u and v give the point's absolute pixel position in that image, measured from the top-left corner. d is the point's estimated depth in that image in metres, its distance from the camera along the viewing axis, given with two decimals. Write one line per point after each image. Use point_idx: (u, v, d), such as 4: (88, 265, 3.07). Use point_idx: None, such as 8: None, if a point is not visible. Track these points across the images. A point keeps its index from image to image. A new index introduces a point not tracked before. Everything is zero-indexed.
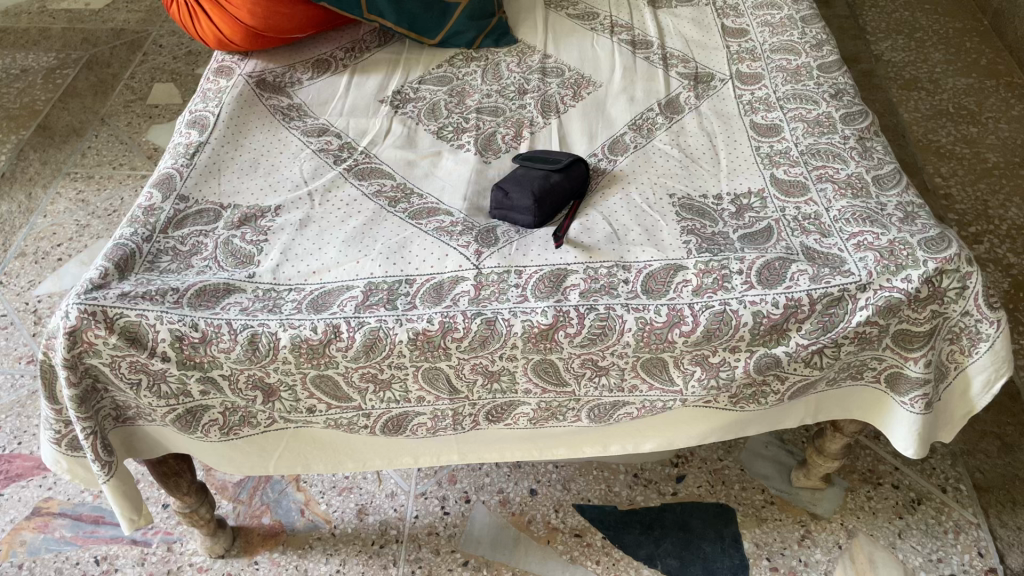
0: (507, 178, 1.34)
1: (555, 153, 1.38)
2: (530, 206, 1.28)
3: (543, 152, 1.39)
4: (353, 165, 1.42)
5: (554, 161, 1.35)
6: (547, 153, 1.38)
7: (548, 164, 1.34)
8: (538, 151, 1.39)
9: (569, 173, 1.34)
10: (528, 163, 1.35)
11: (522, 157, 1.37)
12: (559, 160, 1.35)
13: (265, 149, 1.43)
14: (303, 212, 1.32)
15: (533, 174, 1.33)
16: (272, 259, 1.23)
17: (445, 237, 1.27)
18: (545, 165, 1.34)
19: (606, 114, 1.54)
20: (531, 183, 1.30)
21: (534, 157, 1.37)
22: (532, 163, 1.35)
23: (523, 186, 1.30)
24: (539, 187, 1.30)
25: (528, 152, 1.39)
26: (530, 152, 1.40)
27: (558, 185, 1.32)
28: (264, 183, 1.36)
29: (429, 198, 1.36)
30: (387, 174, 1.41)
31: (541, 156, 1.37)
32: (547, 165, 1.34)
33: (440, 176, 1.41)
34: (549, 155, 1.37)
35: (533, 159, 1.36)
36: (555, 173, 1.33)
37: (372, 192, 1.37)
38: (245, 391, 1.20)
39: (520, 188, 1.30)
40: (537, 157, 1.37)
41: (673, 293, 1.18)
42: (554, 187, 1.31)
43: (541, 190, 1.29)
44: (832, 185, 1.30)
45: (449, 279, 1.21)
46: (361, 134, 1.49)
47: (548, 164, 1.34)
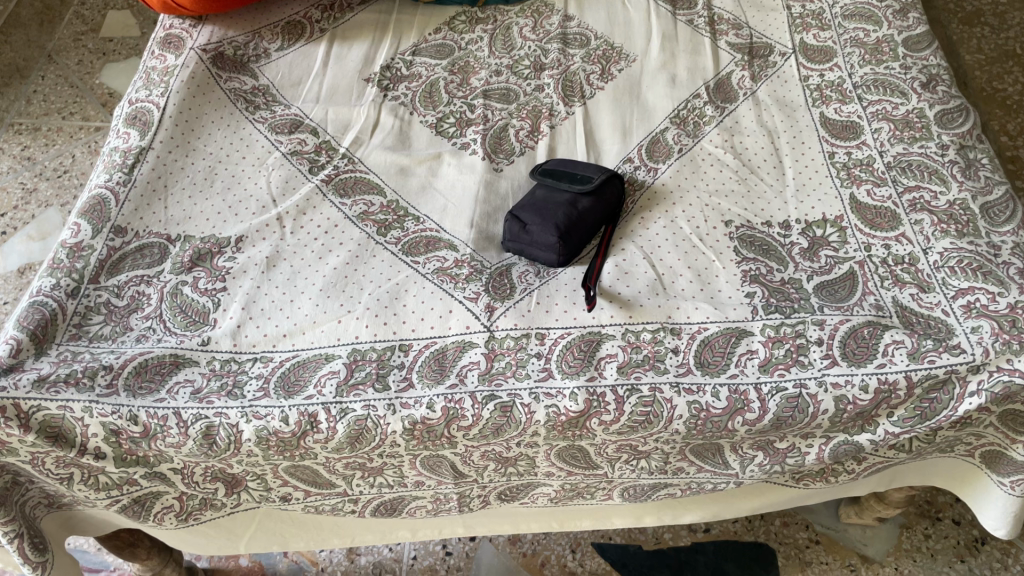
0: (523, 204, 1.07)
1: (583, 166, 1.11)
2: (552, 245, 1.03)
3: (568, 164, 1.12)
4: (333, 174, 1.15)
5: (583, 179, 1.08)
6: (573, 166, 1.11)
7: (574, 183, 1.07)
8: (560, 162, 1.12)
9: (600, 196, 1.07)
10: (549, 182, 1.09)
11: (541, 172, 1.10)
12: (589, 177, 1.08)
13: (224, 154, 1.16)
14: (270, 246, 1.06)
15: (555, 199, 1.06)
16: (231, 316, 0.98)
17: (448, 284, 1.02)
18: (571, 185, 1.07)
19: (643, 101, 1.27)
20: (554, 214, 1.04)
21: (556, 172, 1.10)
22: (554, 181, 1.08)
23: (544, 217, 1.04)
24: (564, 220, 1.03)
25: (548, 162, 1.12)
26: (551, 162, 1.13)
27: (586, 215, 1.05)
28: (222, 204, 1.09)
29: (428, 223, 1.10)
30: (375, 186, 1.15)
31: (565, 170, 1.10)
32: (574, 185, 1.07)
33: (440, 190, 1.15)
34: (575, 168, 1.10)
35: (556, 176, 1.09)
36: (583, 197, 1.06)
37: (357, 214, 1.11)
38: (203, 483, 0.97)
39: (541, 220, 1.04)
40: (560, 171, 1.10)
41: (735, 369, 0.94)
42: (582, 217, 1.05)
43: (567, 223, 1.03)
44: (929, 216, 1.05)
45: (454, 345, 0.97)
46: (341, 130, 1.22)
47: (574, 184, 1.07)
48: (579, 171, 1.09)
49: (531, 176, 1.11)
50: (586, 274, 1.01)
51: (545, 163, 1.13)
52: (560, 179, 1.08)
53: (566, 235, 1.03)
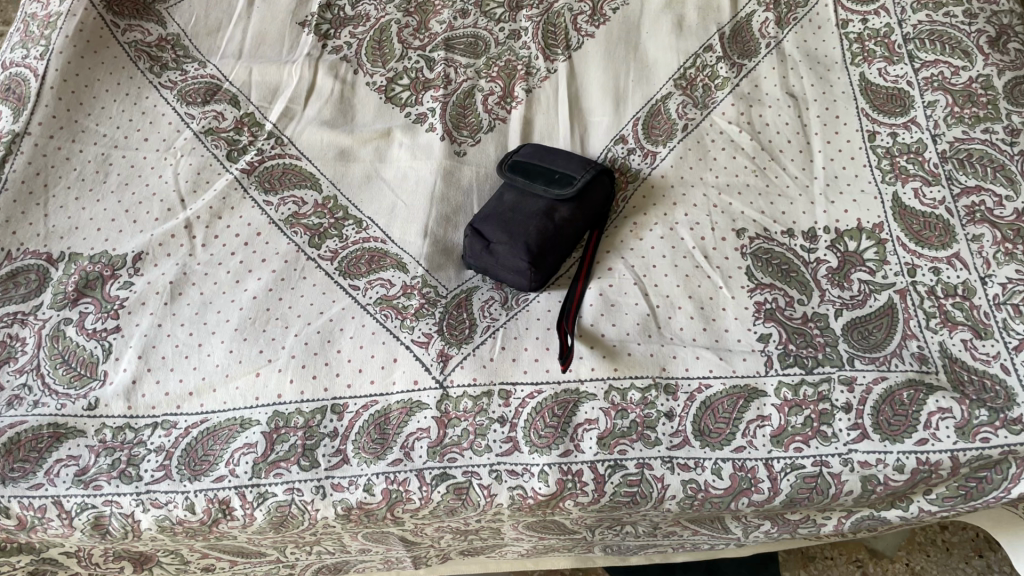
0: (487, 212, 0.87)
1: (563, 158, 0.89)
2: (521, 270, 0.83)
3: (545, 154, 0.90)
4: (257, 160, 0.94)
5: (562, 179, 0.87)
6: (550, 158, 0.89)
7: (550, 185, 0.86)
8: (536, 153, 0.90)
9: (583, 201, 0.87)
10: (520, 181, 0.87)
11: (510, 166, 0.89)
12: (569, 175, 0.87)
13: (120, 136, 0.94)
14: (176, 266, 0.86)
15: (527, 208, 0.86)
16: (125, 368, 0.80)
17: (392, 321, 0.83)
18: (547, 187, 0.86)
19: (642, 53, 1.03)
20: (525, 229, 0.83)
21: (529, 167, 0.89)
22: (526, 181, 0.87)
23: (512, 233, 0.83)
24: (537, 238, 0.83)
25: (520, 152, 0.91)
26: (523, 151, 0.91)
27: (564, 229, 0.85)
28: (116, 208, 0.89)
29: (371, 229, 0.90)
30: (310, 177, 0.93)
31: (540, 165, 0.89)
32: (551, 188, 0.86)
33: (388, 182, 0.93)
34: (553, 163, 0.89)
35: (529, 173, 0.88)
36: (561, 204, 0.86)
37: (285, 218, 0.90)
38: (106, 562, 0.82)
39: (508, 237, 0.83)
40: (534, 166, 0.89)
41: (741, 440, 0.77)
42: (559, 231, 0.85)
43: (540, 242, 0.83)
44: (991, 229, 0.84)
45: (399, 406, 0.79)
46: (269, 96, 0.99)
47: (550, 185, 0.86)
48: (558, 167, 0.88)
49: (498, 169, 0.90)
50: (564, 313, 0.82)
51: (517, 151, 0.91)
52: (534, 177, 0.87)
53: (538, 258, 0.83)
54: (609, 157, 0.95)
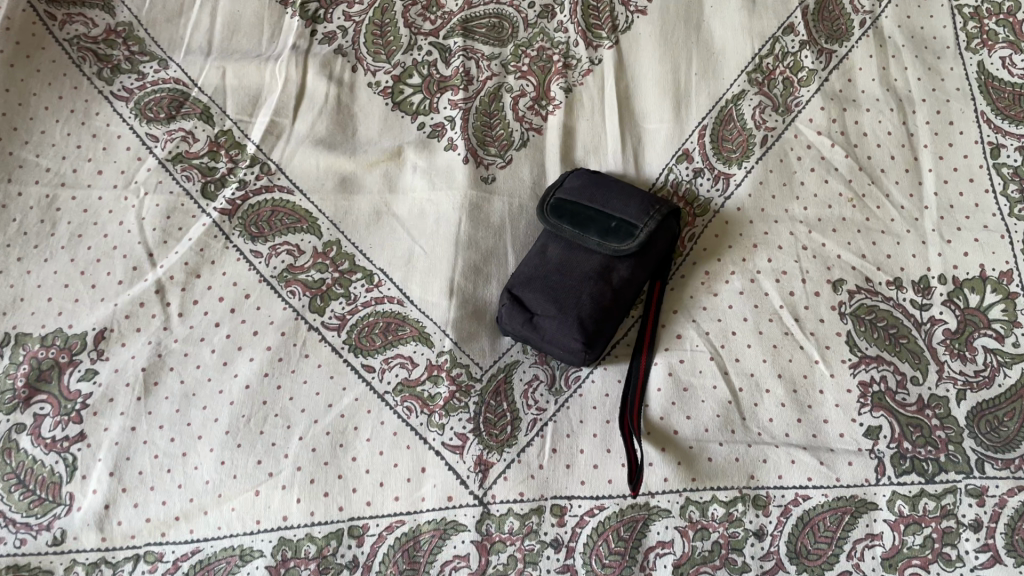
0: (528, 272, 0.70)
1: (620, 197, 0.72)
2: (573, 352, 0.67)
3: (594, 191, 0.73)
4: (239, 196, 0.76)
5: (619, 228, 0.70)
6: (603, 198, 0.72)
7: (604, 237, 0.69)
8: (584, 189, 0.73)
9: (645, 255, 0.70)
10: (568, 231, 0.71)
11: (554, 209, 0.72)
12: (628, 223, 0.70)
13: (67, 169, 0.76)
14: (148, 345, 0.70)
15: (577, 268, 0.69)
16: (95, 489, 0.65)
17: (417, 417, 0.68)
18: (600, 240, 0.69)
19: (706, 35, 0.84)
20: (576, 299, 0.67)
21: (577, 211, 0.71)
22: (575, 232, 0.70)
23: (560, 305, 0.67)
24: (591, 311, 0.67)
25: (564, 190, 0.73)
26: (569, 187, 0.74)
27: (623, 294, 0.69)
28: (69, 269, 0.72)
29: (385, 287, 0.73)
30: (306, 217, 0.76)
31: (591, 208, 0.71)
32: (605, 242, 0.69)
33: (403, 221, 0.76)
34: (607, 204, 0.71)
35: (577, 221, 0.71)
36: (619, 262, 0.69)
37: (278, 274, 0.74)
38: None
39: (555, 310, 0.67)
40: (584, 211, 0.71)
41: (848, 564, 0.62)
42: (617, 298, 0.68)
43: (595, 316, 0.67)
44: None
45: (431, 526, 0.64)
46: (248, 106, 0.80)
47: (604, 238, 0.69)
48: (613, 211, 0.71)
49: (539, 213, 0.73)
50: (627, 409, 0.67)
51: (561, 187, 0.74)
52: (584, 226, 0.70)
53: (594, 337, 0.67)
54: (670, 181, 0.78)
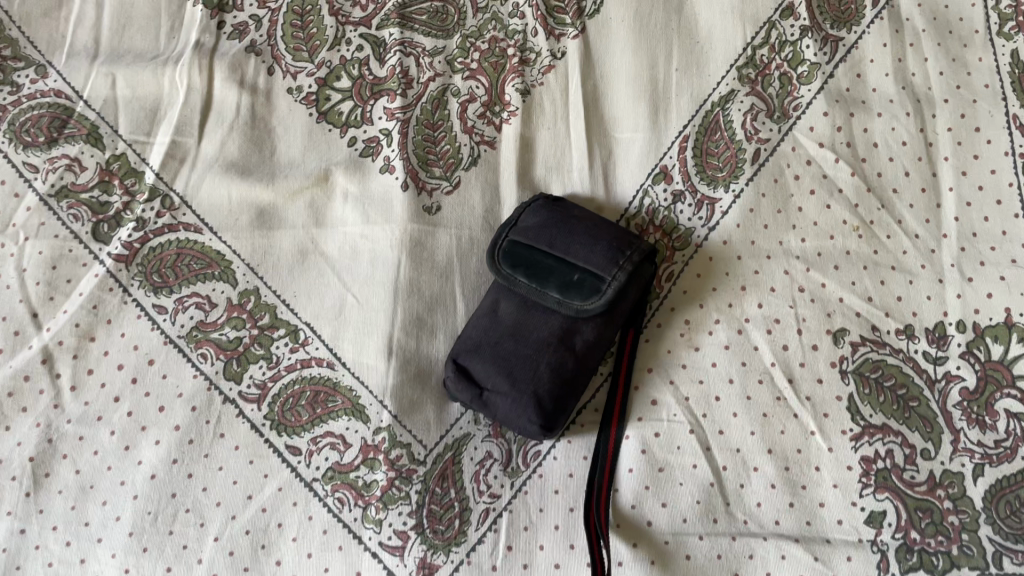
0: (477, 336, 0.60)
1: (585, 238, 0.60)
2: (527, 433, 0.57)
3: (553, 232, 0.61)
4: (138, 238, 0.65)
5: (582, 282, 0.58)
6: (564, 241, 0.60)
7: (564, 293, 0.58)
8: (543, 229, 0.61)
9: (614, 312, 0.59)
10: (522, 285, 0.59)
11: (507, 256, 0.60)
12: (592, 275, 0.58)
13: None
14: (37, 429, 0.61)
15: (532, 332, 0.58)
16: None
17: (351, 511, 0.59)
18: (559, 297, 0.58)
19: (688, 19, 0.70)
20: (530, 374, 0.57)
21: (533, 259, 0.60)
22: (531, 286, 0.59)
23: (512, 380, 0.57)
24: (550, 386, 0.57)
25: (520, 229, 0.61)
26: (525, 225, 0.62)
27: (588, 362, 0.59)
28: None
29: (312, 346, 0.63)
30: (217, 261, 0.65)
31: (549, 255, 0.59)
32: (565, 299, 0.58)
33: (332, 262, 0.65)
34: (569, 249, 0.59)
35: (533, 271, 0.59)
36: (582, 323, 0.58)
37: (186, 334, 0.63)
38: None
39: (506, 386, 0.57)
40: (542, 259, 0.60)
41: None
42: (581, 367, 0.58)
43: (553, 393, 0.57)
44: None
45: None
46: (144, 123, 0.67)
47: (564, 295, 0.58)
48: (575, 259, 0.59)
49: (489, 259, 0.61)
50: (592, 501, 0.58)
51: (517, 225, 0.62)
52: (541, 279, 0.59)
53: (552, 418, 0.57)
54: (645, 207, 0.66)
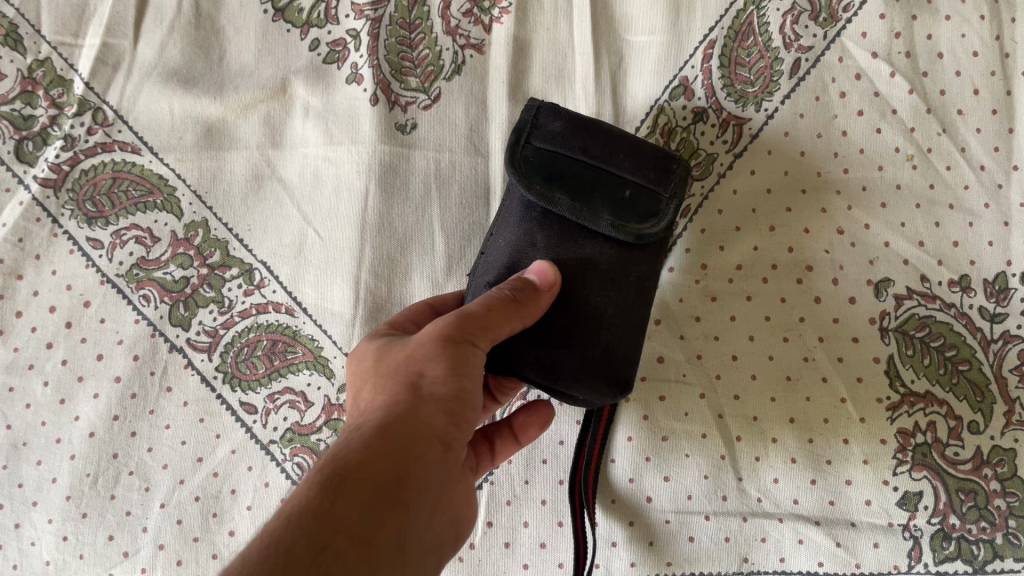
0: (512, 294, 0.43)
1: (628, 143, 0.46)
2: (594, 399, 0.43)
3: (586, 137, 0.45)
4: (66, 160, 0.56)
5: (636, 198, 0.44)
6: (602, 145, 0.45)
7: (616, 213, 0.44)
8: (572, 133, 0.46)
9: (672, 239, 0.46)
10: (564, 204, 0.43)
11: (537, 171, 0.44)
12: (647, 191, 0.45)
13: None
14: None
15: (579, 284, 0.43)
16: None
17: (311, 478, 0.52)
18: (614, 221, 0.43)
19: None
20: (592, 334, 0.43)
21: (572, 171, 0.44)
22: (575, 205, 0.43)
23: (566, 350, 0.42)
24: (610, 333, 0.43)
25: (546, 134, 0.46)
26: (551, 126, 0.46)
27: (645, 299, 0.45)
28: None
29: (267, 287, 0.55)
30: (159, 186, 0.56)
31: (589, 168, 0.45)
32: (620, 220, 0.44)
33: (291, 189, 0.56)
34: (610, 154, 0.45)
35: (574, 188, 0.44)
36: (640, 255, 0.44)
37: (126, 273, 0.55)
38: None
39: (538, 343, 0.42)
40: (579, 170, 0.45)
41: None
42: (642, 308, 0.44)
43: (615, 342, 0.43)
44: None
45: None
46: (71, 21, 0.57)
47: (619, 216, 0.44)
48: (620, 169, 0.45)
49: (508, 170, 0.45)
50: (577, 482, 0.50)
51: (539, 126, 0.46)
52: (586, 195, 0.44)
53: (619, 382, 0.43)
54: (660, 128, 0.56)
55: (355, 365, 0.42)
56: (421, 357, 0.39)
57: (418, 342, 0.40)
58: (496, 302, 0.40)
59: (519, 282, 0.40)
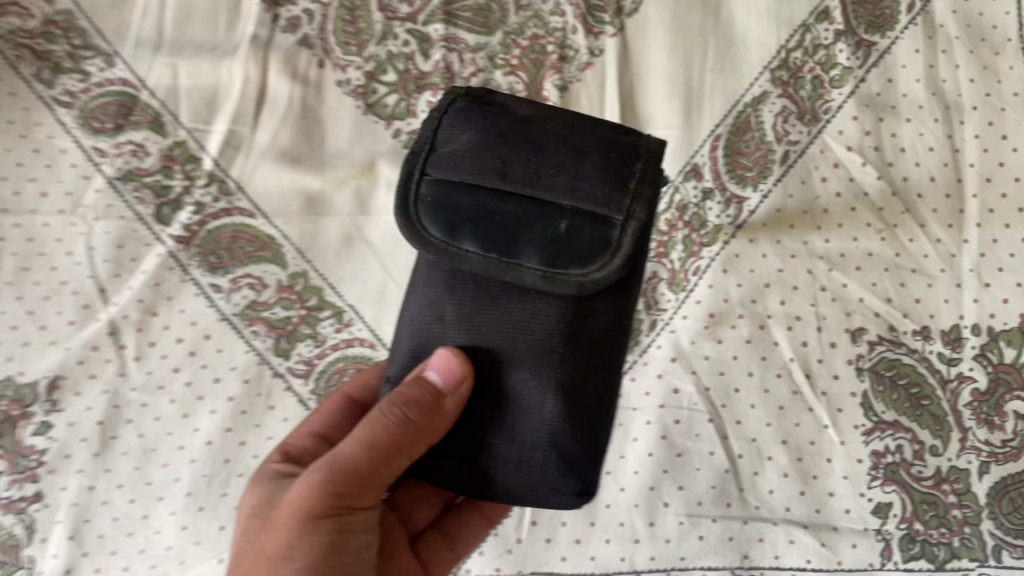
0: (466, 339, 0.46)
1: (557, 152, 0.46)
2: (553, 495, 0.45)
3: (495, 156, 0.46)
4: (196, 221, 0.69)
5: (570, 232, 0.45)
6: (523, 168, 0.46)
7: (547, 261, 0.44)
8: (484, 150, 0.47)
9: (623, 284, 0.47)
10: (476, 256, 0.45)
11: (437, 219, 0.46)
12: (581, 220, 0.45)
13: (8, 193, 0.68)
14: (105, 394, 0.66)
15: (514, 351, 0.45)
16: (55, 554, 0.63)
17: None
18: (545, 271, 0.44)
19: (726, 20, 0.71)
20: (537, 401, 0.45)
21: (487, 209, 0.45)
22: (491, 255, 0.45)
23: (510, 404, 0.45)
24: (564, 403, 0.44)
25: (445, 159, 0.47)
26: (458, 178, 0.47)
27: (601, 347, 0.46)
28: (15, 308, 0.66)
29: (354, 325, 0.68)
30: (269, 244, 0.69)
31: (508, 202, 0.45)
32: (552, 270, 0.44)
33: (375, 249, 0.70)
34: (533, 176, 0.46)
35: (487, 229, 0.45)
36: (597, 304, 0.46)
37: (240, 312, 0.68)
38: None
39: (457, 447, 0.46)
40: (497, 207, 0.45)
41: None
42: (602, 369, 0.46)
43: (576, 406, 0.45)
44: None
45: None
46: (204, 111, 0.71)
47: (548, 265, 0.44)
48: (551, 192, 0.45)
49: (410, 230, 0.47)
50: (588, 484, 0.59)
51: (441, 149, 0.48)
52: (508, 247, 0.45)
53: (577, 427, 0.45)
54: (676, 202, 0.68)
55: (254, 518, 0.49)
56: (295, 532, 0.45)
57: (296, 497, 0.46)
58: (376, 449, 0.46)
59: (411, 399, 0.45)
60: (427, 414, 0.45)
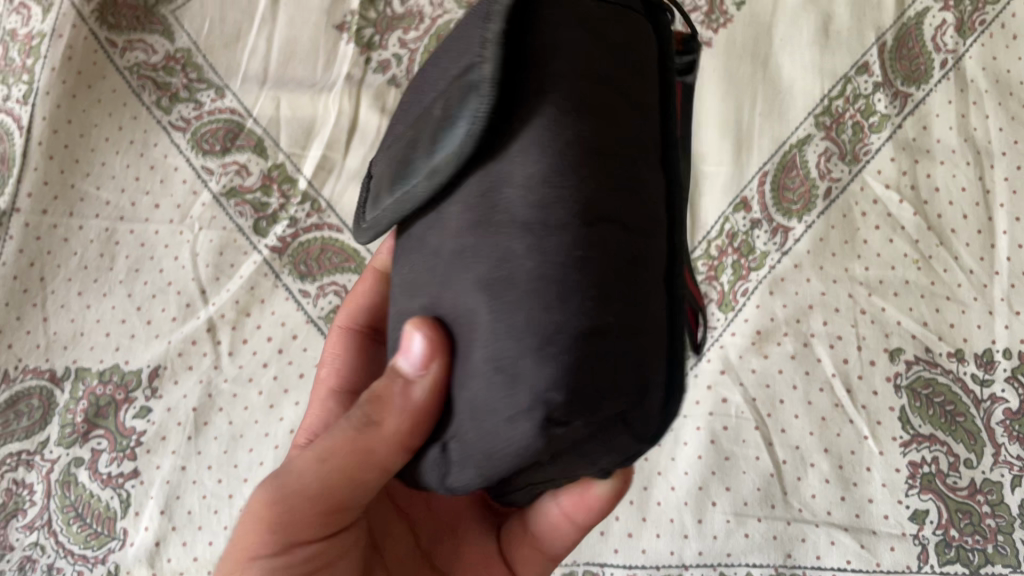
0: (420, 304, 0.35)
1: (467, 40, 0.37)
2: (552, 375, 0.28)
3: (432, 81, 0.40)
4: (290, 234, 0.77)
5: (466, 92, 0.33)
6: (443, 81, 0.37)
7: (455, 146, 0.32)
8: (421, 105, 0.40)
9: (558, 77, 0.32)
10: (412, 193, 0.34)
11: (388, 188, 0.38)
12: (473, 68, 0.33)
13: (126, 203, 0.78)
14: (199, 384, 0.72)
15: (450, 307, 0.33)
16: (146, 525, 0.68)
17: None
18: (454, 154, 0.32)
19: (773, 71, 0.79)
20: (483, 342, 0.30)
21: (415, 140, 0.36)
22: (419, 182, 0.34)
23: (467, 378, 0.32)
24: (514, 276, 0.30)
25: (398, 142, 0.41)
26: (405, 137, 0.39)
27: (591, 210, 0.30)
28: (126, 304, 0.75)
29: None
30: (354, 256, 0.76)
31: (431, 115, 0.36)
32: (459, 152, 0.32)
33: None
34: (450, 77, 0.36)
35: (414, 158, 0.35)
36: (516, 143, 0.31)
37: (325, 316, 0.74)
38: None
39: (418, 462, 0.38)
40: (421, 134, 0.36)
41: None
42: (563, 205, 0.30)
43: (529, 272, 0.30)
44: None
45: None
46: (302, 138, 0.80)
47: (455, 147, 0.32)
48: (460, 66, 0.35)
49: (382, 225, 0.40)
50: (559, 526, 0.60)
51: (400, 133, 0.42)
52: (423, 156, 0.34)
53: (545, 335, 0.29)
54: (727, 231, 0.75)
55: None
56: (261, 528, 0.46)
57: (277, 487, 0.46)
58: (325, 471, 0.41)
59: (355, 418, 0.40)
60: (382, 412, 0.39)
